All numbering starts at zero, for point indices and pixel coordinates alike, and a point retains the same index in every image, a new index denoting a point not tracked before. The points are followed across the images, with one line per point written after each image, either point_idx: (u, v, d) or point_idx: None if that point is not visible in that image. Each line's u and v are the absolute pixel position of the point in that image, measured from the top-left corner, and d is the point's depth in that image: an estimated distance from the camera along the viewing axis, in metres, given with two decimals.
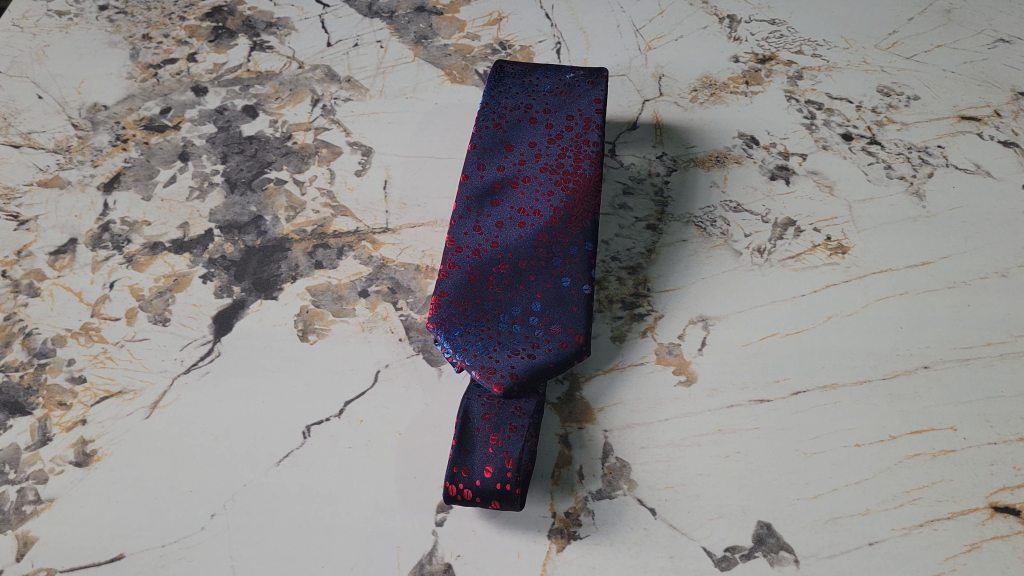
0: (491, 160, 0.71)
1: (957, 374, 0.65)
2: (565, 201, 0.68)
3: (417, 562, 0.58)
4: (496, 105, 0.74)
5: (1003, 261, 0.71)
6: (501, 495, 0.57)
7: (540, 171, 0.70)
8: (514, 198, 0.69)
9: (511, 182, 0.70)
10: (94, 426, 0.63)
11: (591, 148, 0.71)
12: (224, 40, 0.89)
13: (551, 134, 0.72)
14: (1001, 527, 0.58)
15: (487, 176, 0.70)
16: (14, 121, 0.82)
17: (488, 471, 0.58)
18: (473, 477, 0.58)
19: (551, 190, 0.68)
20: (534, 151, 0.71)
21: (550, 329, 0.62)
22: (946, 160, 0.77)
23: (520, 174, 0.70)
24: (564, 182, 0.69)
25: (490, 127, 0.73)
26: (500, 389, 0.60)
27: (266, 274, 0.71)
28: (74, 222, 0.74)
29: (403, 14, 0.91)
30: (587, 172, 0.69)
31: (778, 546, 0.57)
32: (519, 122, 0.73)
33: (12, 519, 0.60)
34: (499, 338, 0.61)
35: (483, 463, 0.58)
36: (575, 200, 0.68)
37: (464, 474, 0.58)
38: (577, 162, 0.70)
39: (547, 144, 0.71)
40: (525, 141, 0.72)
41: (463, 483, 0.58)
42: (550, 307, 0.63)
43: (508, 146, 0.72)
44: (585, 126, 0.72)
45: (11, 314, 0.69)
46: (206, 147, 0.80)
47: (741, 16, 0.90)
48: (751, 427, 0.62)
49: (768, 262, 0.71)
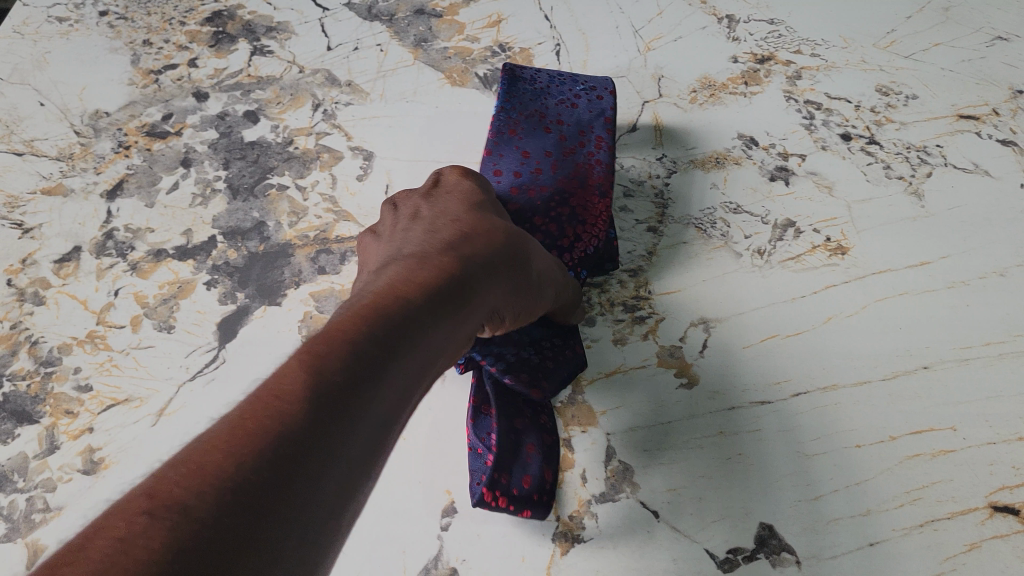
0: (507, 165, 0.70)
1: (955, 374, 0.65)
2: (576, 222, 0.67)
3: (422, 567, 0.58)
4: (512, 112, 0.74)
5: (1001, 261, 0.71)
6: (535, 504, 0.59)
7: (555, 183, 0.69)
8: (529, 209, 0.67)
9: (527, 190, 0.68)
10: (101, 435, 0.63)
11: (604, 168, 0.70)
12: (225, 45, 0.89)
13: (565, 146, 0.72)
14: (1001, 526, 0.58)
15: (503, 182, 0.69)
16: (16, 128, 0.83)
17: (526, 481, 0.59)
18: (510, 485, 0.58)
19: (563, 207, 0.67)
20: (549, 161, 0.70)
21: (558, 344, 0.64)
22: (945, 160, 0.78)
23: (535, 183, 0.68)
24: (576, 201, 0.68)
25: (506, 134, 0.72)
26: (539, 394, 0.61)
27: (269, 280, 0.71)
28: (77, 229, 0.75)
29: (403, 17, 0.91)
30: (600, 194, 0.68)
31: (780, 548, 0.58)
32: (535, 132, 0.73)
33: (21, 528, 0.59)
34: (517, 347, 0.63)
35: (521, 474, 0.59)
36: (586, 223, 0.67)
37: (503, 482, 0.58)
38: (591, 182, 0.69)
39: (562, 156, 0.71)
40: (541, 150, 0.71)
41: (501, 490, 0.58)
42: (554, 325, 0.66)
43: (525, 151, 0.71)
44: (598, 143, 0.72)
45: (16, 322, 0.70)
46: (207, 153, 0.80)
47: (739, 16, 0.90)
48: (752, 429, 0.63)
49: (768, 263, 0.71)
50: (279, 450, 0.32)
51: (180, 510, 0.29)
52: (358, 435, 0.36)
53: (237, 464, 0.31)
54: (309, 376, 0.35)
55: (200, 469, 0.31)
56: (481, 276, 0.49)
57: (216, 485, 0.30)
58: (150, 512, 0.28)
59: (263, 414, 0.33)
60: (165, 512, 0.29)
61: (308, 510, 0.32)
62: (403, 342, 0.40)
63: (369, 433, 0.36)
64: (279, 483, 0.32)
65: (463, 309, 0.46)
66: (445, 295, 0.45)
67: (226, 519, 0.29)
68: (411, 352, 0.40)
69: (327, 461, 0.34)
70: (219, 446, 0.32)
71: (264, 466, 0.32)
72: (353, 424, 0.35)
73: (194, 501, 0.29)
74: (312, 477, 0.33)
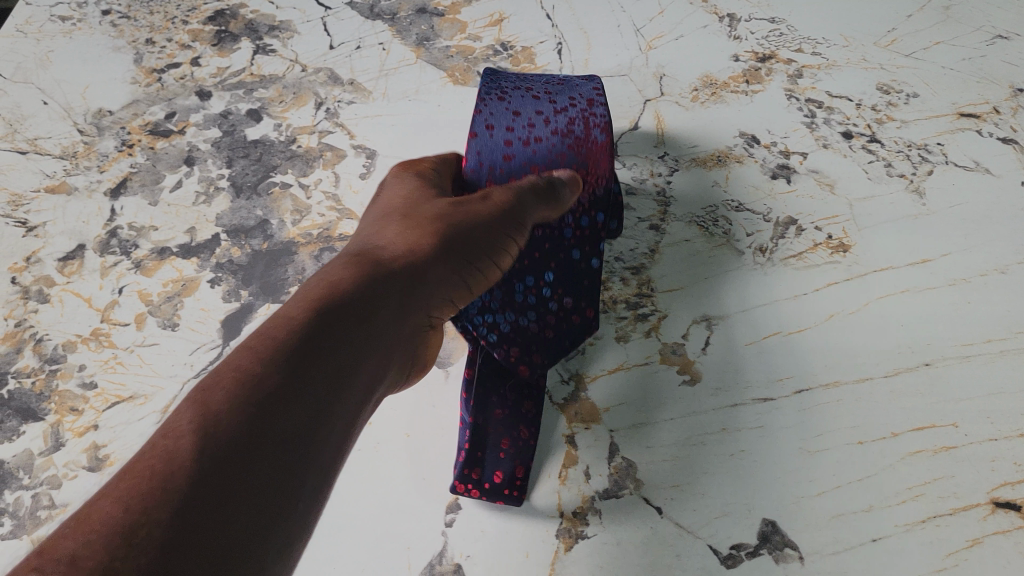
0: (499, 120, 0.67)
1: (957, 370, 0.65)
2: (579, 165, 0.66)
3: (426, 564, 0.59)
4: (497, 83, 0.71)
5: (1001, 258, 0.71)
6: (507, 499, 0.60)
7: (551, 134, 0.67)
8: (526, 156, 0.66)
9: (523, 142, 0.67)
10: (106, 432, 0.63)
11: (599, 118, 0.69)
12: (227, 43, 0.89)
13: (557, 104, 0.70)
14: (1002, 522, 0.59)
15: (497, 135, 0.66)
16: (20, 127, 0.83)
17: (498, 476, 0.61)
18: (481, 480, 0.61)
19: (564, 153, 0.67)
20: (542, 116, 0.68)
21: (564, 301, 0.66)
22: (946, 158, 0.78)
23: (531, 136, 0.67)
24: (576, 147, 0.67)
25: (495, 96, 0.68)
26: (527, 370, 0.64)
27: (272, 278, 0.71)
28: (81, 227, 0.75)
29: (405, 16, 0.92)
30: (598, 139, 0.68)
31: (783, 543, 0.58)
32: (524, 96, 0.70)
33: (27, 524, 0.59)
34: (517, 312, 0.66)
35: (493, 468, 0.61)
36: (589, 165, 0.67)
37: (474, 476, 0.61)
38: (588, 130, 0.68)
39: (554, 111, 0.69)
40: (532, 107, 0.69)
41: (470, 484, 0.61)
42: (565, 279, 0.66)
43: (516, 108, 0.68)
44: (590, 99, 0.70)
45: (21, 320, 0.70)
46: (210, 151, 0.80)
47: (740, 15, 0.91)
48: (755, 426, 0.63)
49: (770, 261, 0.72)
50: (178, 490, 0.35)
51: (66, 561, 0.32)
52: (267, 450, 0.38)
53: (124, 506, 0.34)
54: (200, 414, 0.38)
55: (90, 518, 0.34)
56: (397, 279, 0.50)
57: (101, 531, 0.33)
58: (37, 568, 0.32)
59: (154, 455, 0.36)
60: (52, 564, 0.32)
61: (211, 535, 0.35)
62: (305, 362, 0.42)
63: (277, 453, 0.38)
64: (173, 516, 0.34)
65: (376, 318, 0.47)
66: (350, 308, 0.46)
67: (123, 559, 0.32)
68: (315, 366, 0.42)
69: (228, 487, 0.36)
70: (109, 494, 0.35)
71: (154, 504, 0.34)
72: (255, 450, 0.38)
73: (82, 549, 0.32)
74: (210, 503, 0.35)
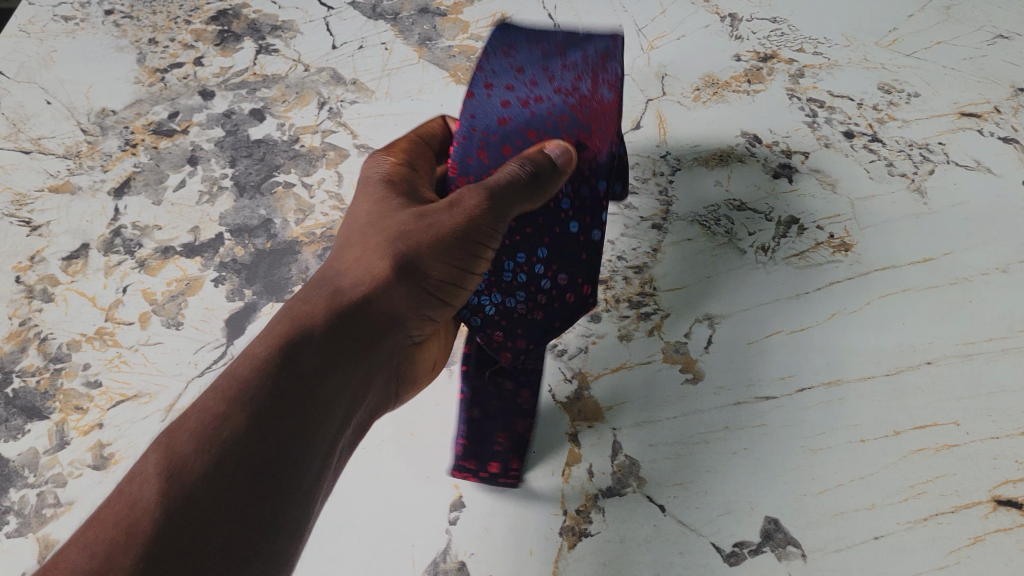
0: (497, 77, 0.61)
1: (958, 369, 0.66)
2: (581, 129, 0.60)
3: (430, 562, 0.59)
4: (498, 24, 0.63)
5: (1003, 257, 0.71)
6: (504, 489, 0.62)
7: (553, 93, 0.61)
8: (524, 118, 0.61)
9: (522, 102, 0.61)
10: (110, 431, 0.64)
11: (609, 71, 0.61)
12: (230, 43, 0.89)
13: (562, 52, 0.62)
14: (1004, 520, 0.59)
15: (494, 96, 0.61)
16: (24, 126, 0.83)
17: (494, 466, 0.62)
18: (477, 470, 0.62)
19: (565, 115, 0.60)
20: (545, 69, 0.61)
21: (557, 279, 0.62)
22: (947, 157, 0.78)
23: (530, 95, 0.61)
24: (580, 107, 0.60)
25: (492, 44, 0.62)
26: (508, 358, 0.62)
27: (276, 277, 0.71)
28: (85, 227, 0.75)
29: (407, 16, 0.92)
30: (605, 98, 0.61)
31: (786, 541, 0.58)
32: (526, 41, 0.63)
33: (33, 522, 0.60)
34: (505, 293, 0.61)
35: (489, 458, 0.62)
36: (592, 129, 0.60)
37: (470, 466, 0.62)
38: (594, 87, 0.61)
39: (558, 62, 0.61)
40: (534, 59, 0.62)
41: (466, 474, 0.62)
42: (559, 252, 0.61)
43: (516, 60, 0.62)
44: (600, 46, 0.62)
45: (26, 318, 0.70)
46: (214, 151, 0.80)
47: (742, 14, 0.91)
48: (758, 424, 0.63)
49: (772, 260, 0.72)
50: (145, 534, 0.39)
51: None
52: (227, 489, 0.42)
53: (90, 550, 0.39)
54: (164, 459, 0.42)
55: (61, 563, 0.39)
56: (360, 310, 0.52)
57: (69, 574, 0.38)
58: None
59: (121, 500, 0.41)
60: None
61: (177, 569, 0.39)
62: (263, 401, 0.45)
63: (240, 489, 0.42)
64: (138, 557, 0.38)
65: (337, 349, 0.49)
66: (310, 342, 0.48)
67: None
68: (275, 405, 0.45)
69: (190, 524, 0.40)
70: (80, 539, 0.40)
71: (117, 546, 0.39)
72: (216, 489, 0.42)
73: None
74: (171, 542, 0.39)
